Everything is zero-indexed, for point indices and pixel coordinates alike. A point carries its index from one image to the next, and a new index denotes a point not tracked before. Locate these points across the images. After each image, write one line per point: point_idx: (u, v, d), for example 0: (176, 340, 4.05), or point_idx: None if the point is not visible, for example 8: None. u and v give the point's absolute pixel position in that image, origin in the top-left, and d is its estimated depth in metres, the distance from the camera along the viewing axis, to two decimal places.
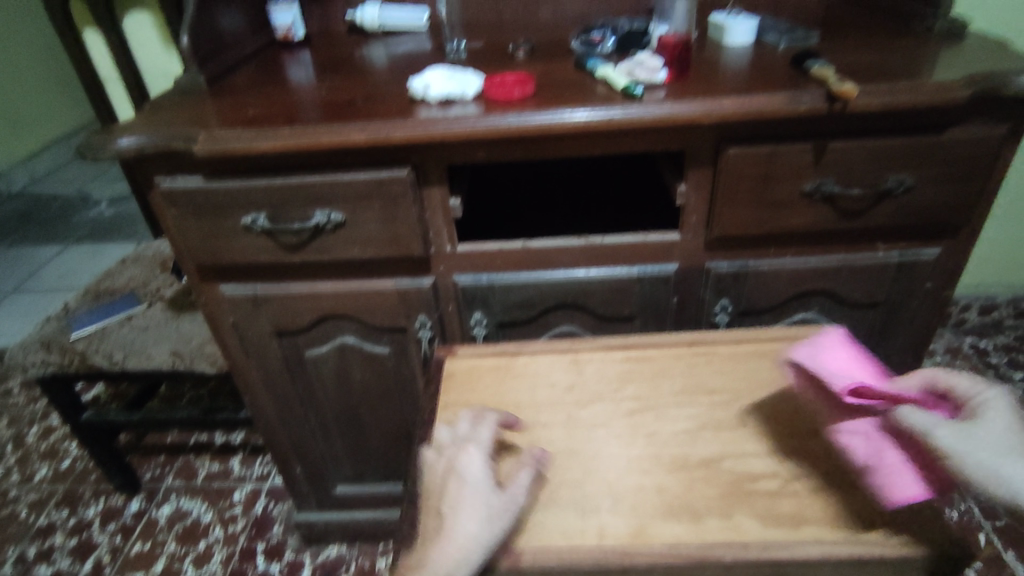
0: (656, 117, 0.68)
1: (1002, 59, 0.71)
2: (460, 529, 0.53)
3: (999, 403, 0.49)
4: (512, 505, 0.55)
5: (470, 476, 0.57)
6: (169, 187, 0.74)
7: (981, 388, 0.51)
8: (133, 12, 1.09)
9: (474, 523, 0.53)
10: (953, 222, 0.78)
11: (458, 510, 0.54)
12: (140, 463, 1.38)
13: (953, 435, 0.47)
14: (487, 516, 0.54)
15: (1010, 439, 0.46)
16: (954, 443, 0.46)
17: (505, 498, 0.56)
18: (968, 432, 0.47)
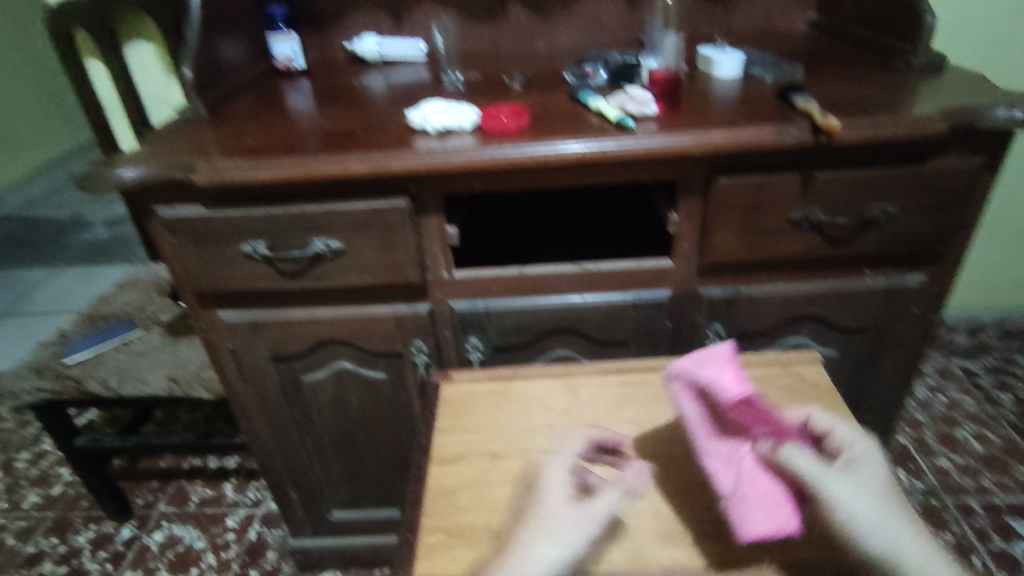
0: (647, 148, 0.70)
1: (979, 94, 0.74)
2: (526, 544, 0.53)
3: (871, 455, 0.54)
4: (587, 526, 0.54)
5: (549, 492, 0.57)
6: (170, 217, 0.76)
7: (856, 436, 0.55)
8: (137, 43, 1.12)
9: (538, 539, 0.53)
10: (936, 248, 0.80)
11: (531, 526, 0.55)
12: (132, 489, 1.37)
13: (844, 489, 0.50)
14: (557, 533, 0.53)
15: (877, 491, 0.51)
16: (844, 497, 0.49)
17: (578, 516, 0.55)
18: (852, 482, 0.50)
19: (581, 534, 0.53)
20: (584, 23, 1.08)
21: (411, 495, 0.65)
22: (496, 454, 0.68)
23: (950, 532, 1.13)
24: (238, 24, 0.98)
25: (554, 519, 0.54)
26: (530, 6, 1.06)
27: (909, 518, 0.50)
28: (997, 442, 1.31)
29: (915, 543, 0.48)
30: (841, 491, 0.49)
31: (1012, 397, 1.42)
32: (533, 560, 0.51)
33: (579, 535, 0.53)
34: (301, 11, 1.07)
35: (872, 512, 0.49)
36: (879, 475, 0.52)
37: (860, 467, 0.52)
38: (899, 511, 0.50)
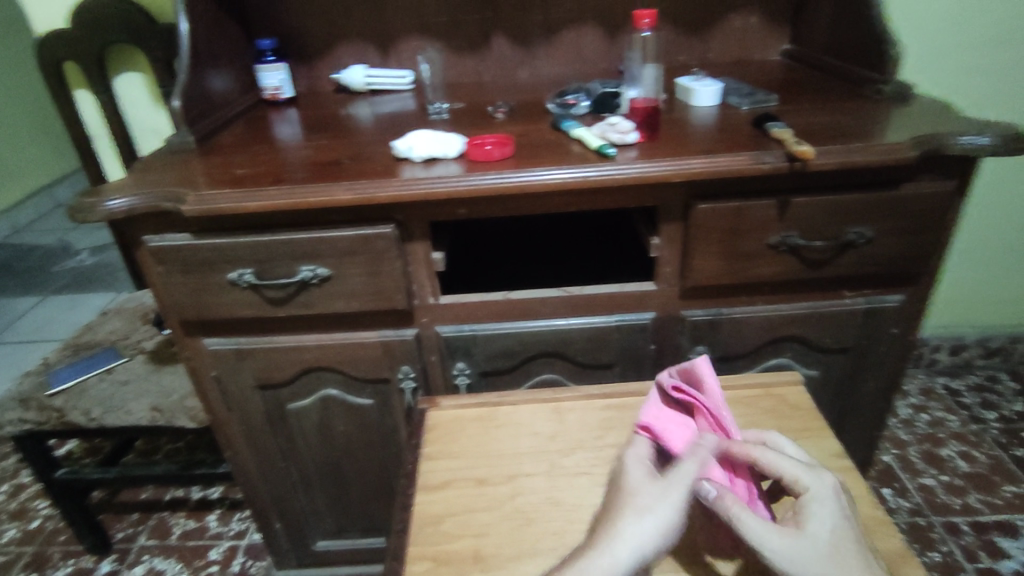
0: (629, 175, 0.72)
1: (946, 121, 0.77)
2: (616, 526, 0.49)
3: (825, 503, 0.51)
4: (675, 495, 0.51)
5: (628, 477, 0.55)
6: (157, 245, 0.76)
7: (810, 484, 0.52)
8: (126, 73, 1.13)
9: (625, 517, 0.50)
10: (912, 270, 0.82)
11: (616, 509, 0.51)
12: (112, 522, 1.34)
13: (785, 545, 0.48)
14: (644, 508, 0.50)
15: (830, 547, 0.48)
16: (789, 560, 0.47)
17: (662, 488, 0.51)
18: (799, 541, 0.48)
19: (672, 503, 0.50)
20: (566, 54, 1.11)
21: (398, 523, 0.65)
22: (482, 479, 0.68)
23: (939, 551, 1.14)
24: (227, 55, 1.00)
25: (638, 496, 0.51)
26: (513, 38, 1.09)
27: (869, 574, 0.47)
28: (982, 460, 1.32)
29: None
30: (780, 549, 0.47)
31: (995, 416, 1.44)
32: (627, 541, 0.48)
33: (671, 506, 0.50)
34: (289, 43, 1.10)
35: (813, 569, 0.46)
36: (833, 526, 0.49)
37: (812, 520, 0.50)
38: (856, 566, 0.47)
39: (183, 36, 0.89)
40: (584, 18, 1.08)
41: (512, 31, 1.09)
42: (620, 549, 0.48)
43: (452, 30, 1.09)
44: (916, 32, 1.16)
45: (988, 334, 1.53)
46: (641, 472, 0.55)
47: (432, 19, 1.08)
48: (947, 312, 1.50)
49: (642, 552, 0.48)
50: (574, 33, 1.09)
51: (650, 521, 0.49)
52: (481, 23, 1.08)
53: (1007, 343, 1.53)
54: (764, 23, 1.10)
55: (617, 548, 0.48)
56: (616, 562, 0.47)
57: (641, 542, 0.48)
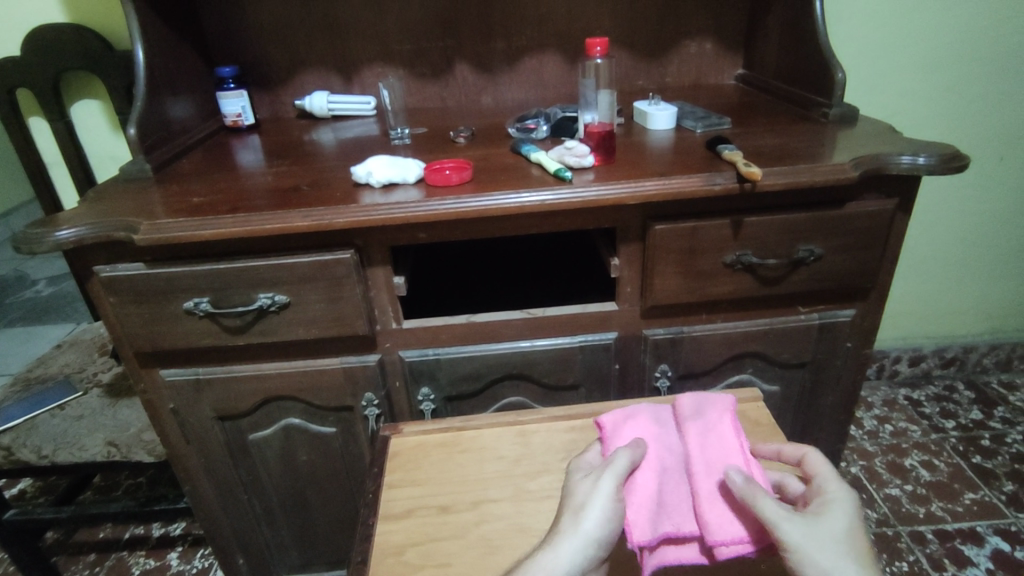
0: (585, 198, 0.73)
1: (886, 142, 0.80)
2: (561, 528, 0.55)
3: (847, 506, 0.54)
4: (606, 487, 0.57)
5: (571, 480, 0.60)
6: (108, 275, 0.74)
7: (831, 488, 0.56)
8: (82, 100, 1.11)
9: (570, 519, 0.55)
10: (863, 285, 0.84)
11: (564, 511, 0.57)
12: (66, 565, 1.28)
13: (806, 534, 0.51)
14: (585, 507, 0.56)
15: (841, 537, 0.51)
16: (801, 542, 0.50)
17: (598, 484, 0.57)
18: (811, 528, 0.51)
19: (606, 496, 0.56)
20: (527, 79, 1.13)
21: (358, 555, 0.63)
22: (445, 506, 0.67)
23: (905, 561, 1.15)
24: (186, 83, 0.99)
25: (580, 497, 0.57)
26: (475, 64, 1.11)
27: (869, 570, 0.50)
28: (944, 469, 1.35)
29: None
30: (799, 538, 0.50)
31: (955, 424, 1.47)
32: (570, 541, 0.53)
33: (606, 501, 0.56)
34: (252, 71, 1.10)
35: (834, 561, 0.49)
36: (852, 520, 0.53)
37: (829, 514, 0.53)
38: (858, 559, 0.50)
39: (140, 65, 0.88)
40: (544, 45, 1.11)
41: (474, 58, 1.11)
42: (564, 547, 0.53)
43: (414, 56, 1.10)
44: (860, 57, 1.21)
45: (944, 344, 1.57)
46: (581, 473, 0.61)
47: (394, 46, 1.09)
48: (902, 323, 1.55)
49: (582, 549, 0.53)
50: (535, 59, 1.12)
51: (589, 519, 0.55)
52: (443, 50, 1.10)
53: (962, 352, 1.58)
54: (717, 49, 1.13)
55: (560, 547, 0.53)
56: (560, 560, 0.52)
57: (579, 541, 0.53)
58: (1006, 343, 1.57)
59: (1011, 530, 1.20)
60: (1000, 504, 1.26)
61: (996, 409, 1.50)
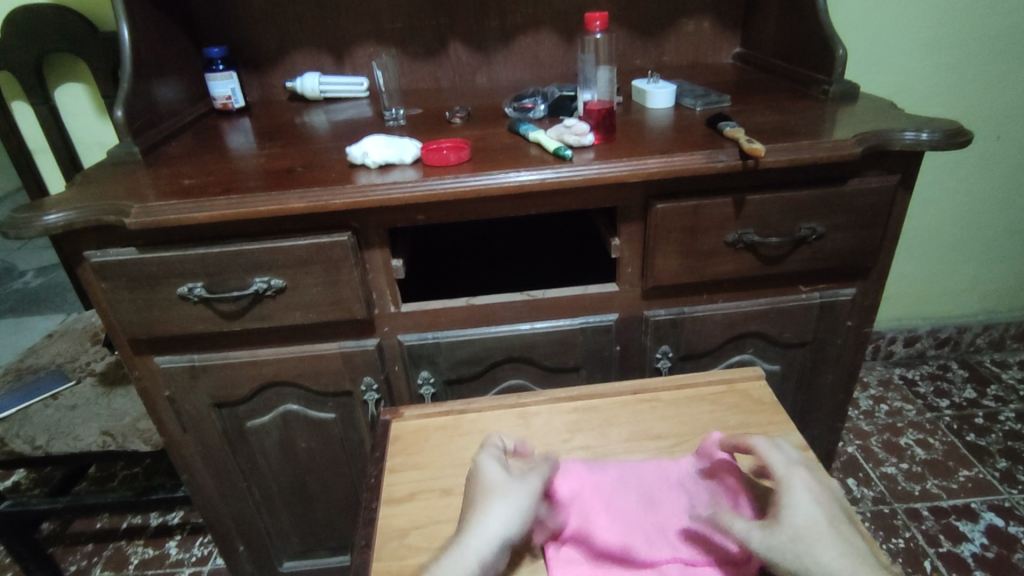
0: (586, 176, 0.72)
1: (889, 118, 0.79)
2: (476, 512, 0.55)
3: (805, 495, 0.53)
4: (532, 482, 0.57)
5: (485, 471, 0.59)
6: (99, 261, 0.73)
7: (786, 474, 0.55)
8: (66, 84, 1.08)
9: (491, 505, 0.55)
10: (864, 264, 0.84)
11: (478, 496, 0.56)
12: (63, 555, 1.27)
13: (824, 546, 0.49)
14: (506, 494, 0.55)
15: (802, 521, 0.51)
16: (772, 548, 0.50)
17: (524, 480, 0.57)
18: (776, 531, 0.51)
19: (531, 492, 0.56)
20: (523, 59, 1.11)
21: (361, 539, 0.63)
22: (448, 489, 0.66)
23: (901, 537, 1.17)
24: (174, 65, 0.97)
25: (503, 485, 0.57)
26: (470, 43, 1.09)
27: (838, 544, 0.50)
28: (938, 447, 1.36)
29: (832, 557, 0.49)
30: (803, 555, 0.49)
31: (949, 402, 1.48)
32: (486, 524, 0.53)
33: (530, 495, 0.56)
34: (241, 52, 1.07)
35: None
36: (816, 501, 0.53)
37: (827, 508, 0.53)
38: (830, 540, 0.50)
39: (125, 44, 0.86)
40: (540, 24, 1.09)
41: (468, 37, 1.09)
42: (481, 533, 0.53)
43: (408, 36, 1.08)
44: (859, 35, 1.20)
45: (939, 324, 1.58)
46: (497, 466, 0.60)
47: (387, 25, 1.07)
48: (898, 304, 1.56)
49: (500, 533, 0.53)
50: (530, 39, 1.10)
51: (510, 508, 0.54)
52: (437, 29, 1.08)
53: (957, 332, 1.59)
54: (715, 27, 1.12)
55: (485, 528, 0.53)
56: (480, 540, 0.52)
57: (501, 525, 0.53)
58: (999, 323, 1.58)
59: (1006, 506, 1.21)
60: (994, 480, 1.27)
61: (989, 387, 1.52)
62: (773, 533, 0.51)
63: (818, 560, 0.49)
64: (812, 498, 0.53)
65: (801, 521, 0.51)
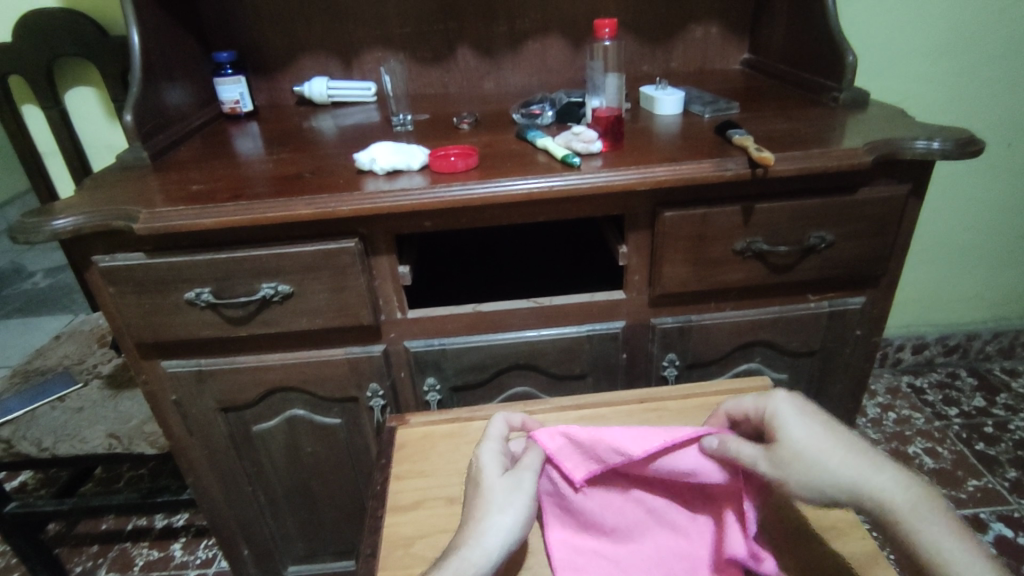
0: (594, 184, 0.71)
1: (901, 127, 0.78)
2: (477, 520, 0.54)
3: (789, 407, 0.57)
4: (529, 485, 0.56)
5: (485, 472, 0.58)
6: (108, 266, 0.73)
7: (763, 403, 0.59)
8: (76, 88, 1.09)
9: (490, 513, 0.54)
10: (874, 272, 0.83)
11: (479, 501, 0.55)
12: (69, 556, 1.27)
13: (825, 461, 0.51)
14: (504, 500, 0.55)
15: (800, 431, 0.54)
16: (782, 467, 0.53)
17: (519, 481, 0.56)
18: (783, 449, 0.53)
19: (526, 495, 0.55)
20: (530, 64, 1.11)
21: (366, 548, 0.63)
22: (454, 498, 0.66)
23: None
24: (183, 69, 0.97)
25: (501, 492, 0.55)
26: (477, 49, 1.09)
27: (840, 440, 0.53)
28: (947, 456, 1.35)
29: (840, 455, 0.51)
30: (812, 465, 0.52)
31: (959, 411, 1.47)
32: (487, 536, 0.52)
33: (525, 500, 0.55)
34: (250, 57, 1.08)
35: (893, 483, 0.49)
36: (804, 412, 0.56)
37: (813, 414, 0.56)
38: (832, 439, 0.53)
39: (135, 48, 0.86)
40: (548, 29, 1.09)
41: (476, 43, 1.09)
42: (481, 545, 0.52)
43: (415, 41, 1.08)
44: (869, 40, 1.19)
45: (948, 331, 1.57)
46: (495, 465, 0.59)
47: (395, 31, 1.07)
48: (906, 311, 1.55)
49: (502, 543, 0.52)
50: (538, 44, 1.10)
51: (510, 517, 0.54)
52: (445, 34, 1.08)
53: (966, 340, 1.58)
54: (724, 34, 1.11)
55: (486, 533, 0.53)
56: (480, 551, 0.51)
57: (502, 536, 0.53)
58: (1009, 331, 1.57)
59: (1014, 517, 1.20)
60: (1003, 490, 1.26)
61: (999, 396, 1.50)
62: (782, 458, 0.53)
63: (828, 466, 0.51)
64: (798, 411, 0.56)
65: (790, 438, 0.54)
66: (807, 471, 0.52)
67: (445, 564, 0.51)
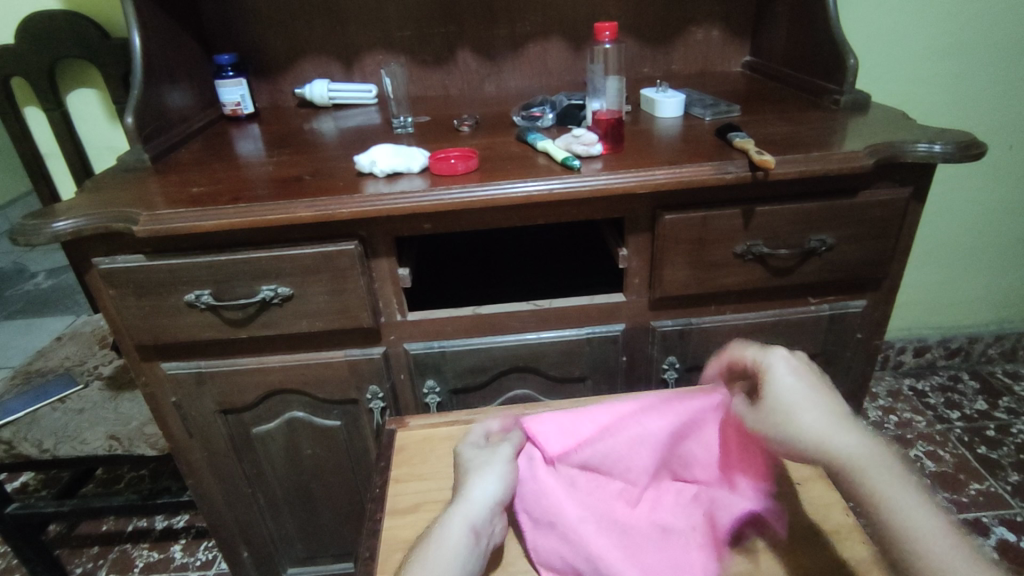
0: (593, 187, 0.71)
1: (902, 129, 0.78)
2: (463, 488, 0.59)
3: (784, 369, 0.59)
4: (503, 450, 0.62)
5: (466, 450, 0.64)
6: (108, 268, 0.73)
7: (767, 356, 0.60)
8: (78, 90, 1.09)
9: (474, 477, 0.59)
10: (875, 275, 0.83)
11: (464, 474, 0.61)
12: (69, 558, 1.27)
13: (802, 418, 0.54)
14: (483, 466, 0.60)
15: (787, 391, 0.57)
16: (764, 422, 0.57)
17: (495, 451, 0.62)
18: (768, 406, 0.57)
19: (504, 460, 0.61)
20: (531, 67, 1.11)
21: (365, 551, 0.63)
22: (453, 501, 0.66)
23: None
24: (184, 71, 0.97)
25: (481, 460, 0.61)
26: (478, 51, 1.09)
27: (820, 405, 0.55)
28: (948, 459, 1.34)
29: (813, 418, 0.54)
30: (787, 421, 0.55)
31: (961, 414, 1.47)
32: (472, 498, 0.57)
33: (504, 465, 0.61)
34: (251, 59, 1.08)
35: (853, 445, 0.51)
36: (796, 373, 0.58)
37: (805, 379, 0.58)
38: (813, 402, 0.55)
39: (136, 50, 0.86)
40: (549, 32, 1.09)
41: (477, 45, 1.09)
42: (467, 507, 0.57)
43: (416, 43, 1.08)
44: (870, 43, 1.19)
45: (950, 334, 1.56)
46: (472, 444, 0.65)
47: (396, 33, 1.07)
48: (908, 314, 1.54)
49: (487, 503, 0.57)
50: (539, 46, 1.10)
51: (491, 477, 0.59)
52: (446, 37, 1.08)
53: (967, 343, 1.57)
54: (725, 36, 1.11)
55: (472, 493, 0.58)
56: (469, 510, 0.57)
57: (486, 494, 0.58)
58: (1011, 334, 1.56)
59: (1017, 521, 1.19)
60: (1006, 494, 1.25)
61: (1001, 399, 1.50)
62: (767, 419, 0.57)
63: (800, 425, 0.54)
64: (790, 372, 0.58)
65: (775, 400, 0.57)
66: (782, 427, 0.55)
67: (439, 528, 0.56)
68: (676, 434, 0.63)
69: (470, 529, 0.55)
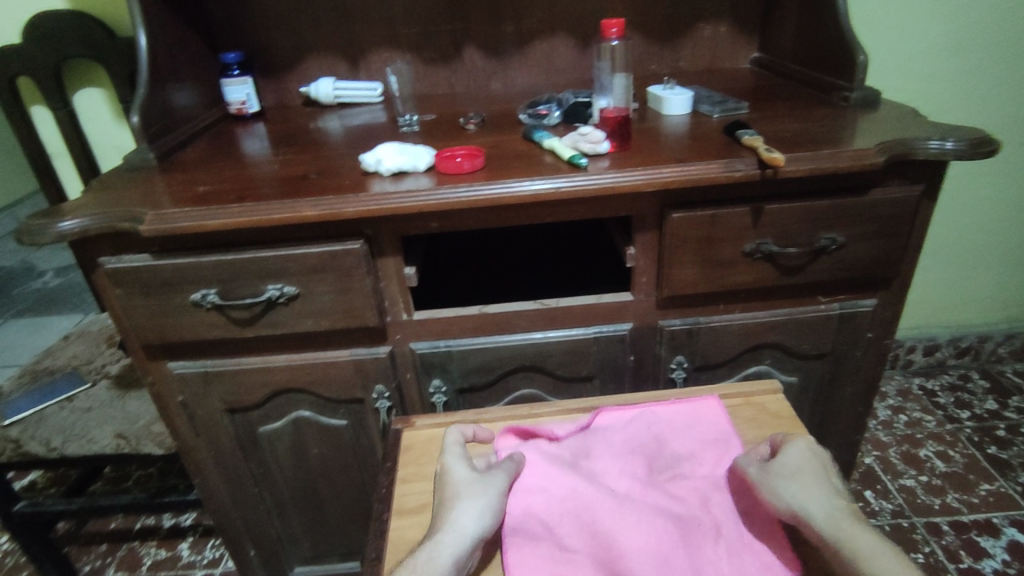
0: (600, 185, 0.71)
1: (913, 126, 0.77)
2: (449, 514, 0.57)
3: (799, 450, 0.62)
4: (497, 482, 0.61)
5: (452, 467, 0.63)
6: (114, 267, 0.73)
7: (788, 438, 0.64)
8: (86, 89, 1.09)
9: (461, 504, 0.58)
10: (886, 274, 0.82)
11: (451, 496, 0.59)
12: (78, 555, 1.28)
13: (800, 485, 0.57)
14: (470, 499, 0.58)
15: (795, 464, 0.60)
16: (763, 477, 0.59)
17: (489, 481, 0.61)
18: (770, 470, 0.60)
19: (496, 490, 0.60)
20: (538, 64, 1.11)
21: (371, 551, 0.62)
22: None
23: (921, 552, 1.14)
24: (190, 70, 0.97)
25: (471, 487, 0.60)
26: (484, 48, 1.09)
27: (822, 482, 0.58)
28: (959, 459, 1.33)
29: (812, 489, 0.57)
30: (786, 483, 0.58)
31: (971, 414, 1.45)
32: (457, 528, 0.56)
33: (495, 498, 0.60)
34: (257, 57, 1.08)
35: (841, 516, 0.54)
36: (807, 456, 0.61)
37: (813, 460, 0.61)
38: (815, 479, 0.58)
39: (142, 50, 0.86)
40: (556, 29, 1.08)
41: (484, 43, 1.08)
42: (453, 537, 0.55)
43: (422, 41, 1.08)
44: (881, 38, 1.18)
45: (959, 333, 1.55)
46: (464, 465, 0.63)
47: (402, 31, 1.07)
48: (919, 313, 1.53)
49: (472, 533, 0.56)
50: (546, 43, 1.09)
51: (479, 507, 0.58)
52: (452, 34, 1.07)
53: (978, 342, 1.56)
54: (733, 32, 1.10)
55: (457, 526, 0.56)
56: (454, 539, 0.55)
57: (473, 524, 0.56)
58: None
59: None
60: (1017, 495, 1.24)
61: (1012, 399, 1.48)
62: (764, 477, 0.59)
63: (797, 490, 0.57)
64: (802, 453, 0.61)
65: (782, 468, 0.60)
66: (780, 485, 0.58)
67: (423, 553, 0.54)
68: (659, 437, 0.69)
69: (452, 563, 0.53)
